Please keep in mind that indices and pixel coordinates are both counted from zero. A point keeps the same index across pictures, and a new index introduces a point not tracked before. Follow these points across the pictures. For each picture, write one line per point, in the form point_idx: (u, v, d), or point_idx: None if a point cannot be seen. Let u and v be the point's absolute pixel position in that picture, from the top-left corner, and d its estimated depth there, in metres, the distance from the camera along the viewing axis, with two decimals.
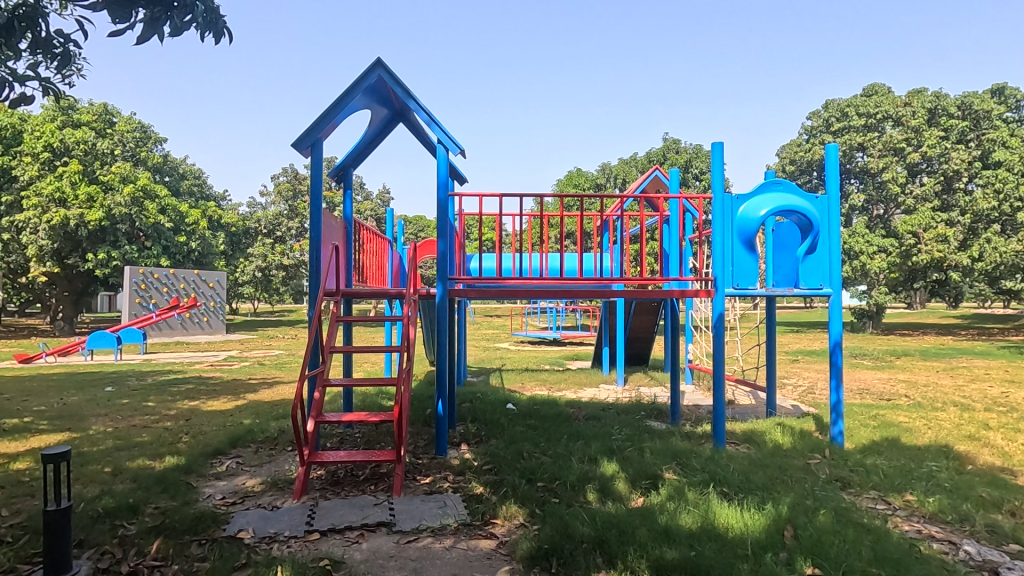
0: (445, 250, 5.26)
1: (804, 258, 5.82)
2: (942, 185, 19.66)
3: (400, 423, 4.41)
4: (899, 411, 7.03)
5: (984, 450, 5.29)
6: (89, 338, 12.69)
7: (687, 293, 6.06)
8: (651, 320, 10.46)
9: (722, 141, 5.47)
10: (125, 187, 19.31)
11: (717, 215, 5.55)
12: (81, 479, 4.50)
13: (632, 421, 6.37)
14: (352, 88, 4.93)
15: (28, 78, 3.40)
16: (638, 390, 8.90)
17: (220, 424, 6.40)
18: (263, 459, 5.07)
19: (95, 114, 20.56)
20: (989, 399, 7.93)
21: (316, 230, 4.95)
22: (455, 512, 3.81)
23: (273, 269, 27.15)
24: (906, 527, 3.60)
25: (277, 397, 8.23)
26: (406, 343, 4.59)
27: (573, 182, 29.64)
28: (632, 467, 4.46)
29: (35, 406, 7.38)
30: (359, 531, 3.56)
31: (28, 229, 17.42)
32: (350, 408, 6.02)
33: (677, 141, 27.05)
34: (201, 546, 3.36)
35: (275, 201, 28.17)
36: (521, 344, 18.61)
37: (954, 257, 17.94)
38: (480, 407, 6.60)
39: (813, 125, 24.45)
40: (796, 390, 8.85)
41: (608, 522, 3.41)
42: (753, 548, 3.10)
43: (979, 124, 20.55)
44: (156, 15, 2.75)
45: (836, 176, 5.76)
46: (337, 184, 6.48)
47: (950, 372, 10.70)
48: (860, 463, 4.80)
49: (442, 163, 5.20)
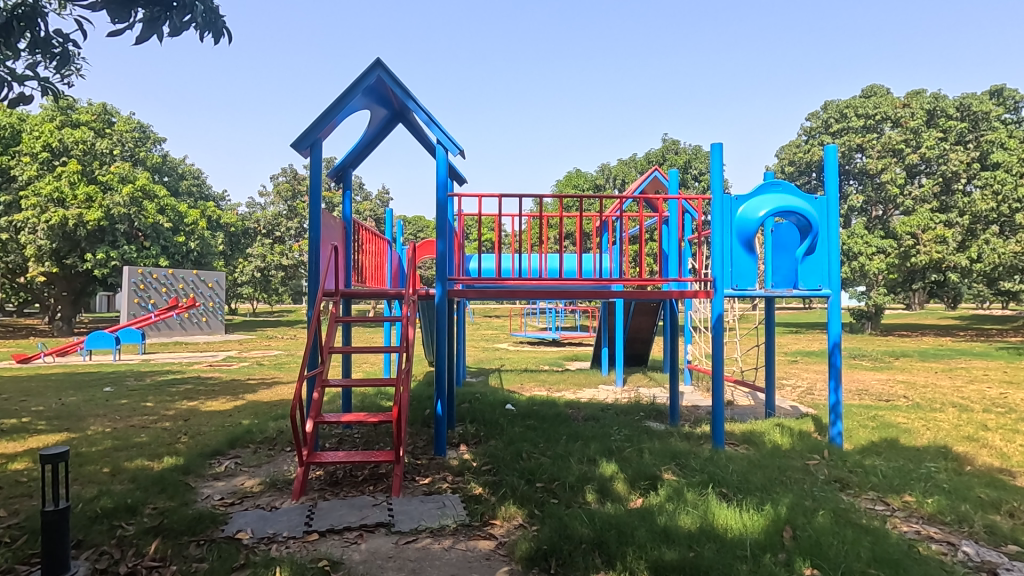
0: (445, 249, 5.25)
1: (803, 259, 5.82)
2: (941, 186, 19.70)
3: (400, 423, 4.40)
4: (898, 411, 7.04)
5: (983, 452, 5.30)
6: (88, 338, 12.68)
7: (686, 295, 6.02)
8: (651, 321, 10.48)
9: (722, 141, 5.47)
10: (125, 187, 19.30)
11: (716, 215, 5.55)
12: (79, 479, 4.51)
13: (632, 421, 6.39)
14: (352, 88, 4.93)
15: (27, 78, 3.40)
16: (637, 390, 8.92)
17: (220, 424, 6.41)
18: (263, 459, 5.07)
19: (94, 114, 20.56)
20: (987, 399, 7.93)
21: (316, 230, 4.96)
22: (454, 512, 3.82)
23: (272, 269, 27.15)
24: (905, 528, 3.60)
25: (277, 397, 8.24)
26: (406, 344, 4.59)
27: (572, 182, 29.66)
28: (631, 468, 4.46)
29: (34, 406, 7.38)
30: (358, 532, 3.56)
31: (27, 229, 17.40)
32: (350, 408, 6.02)
33: (676, 141, 27.09)
34: (200, 547, 3.36)
35: (275, 201, 28.17)
36: (520, 345, 18.62)
37: (953, 258, 17.94)
38: (480, 408, 6.61)
39: (813, 125, 24.47)
40: (795, 391, 8.87)
41: (607, 522, 3.41)
42: (752, 549, 3.11)
43: (977, 126, 20.84)
44: (155, 15, 2.74)
45: (836, 177, 5.75)
46: (337, 184, 6.48)
47: (948, 373, 10.72)
48: (859, 464, 4.80)
49: (441, 164, 5.20)
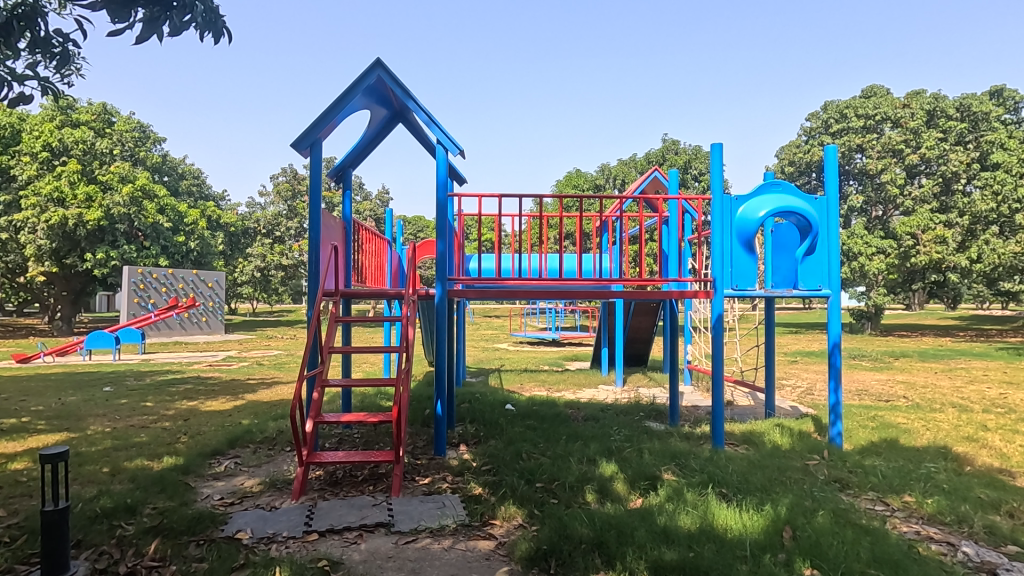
0: (445, 249, 5.25)
1: (803, 259, 5.83)
2: (941, 186, 19.72)
3: (400, 423, 4.41)
4: (897, 412, 7.05)
5: (982, 452, 5.29)
6: (87, 338, 12.67)
7: (686, 295, 5.99)
8: (651, 321, 10.49)
9: (722, 142, 5.47)
10: (124, 186, 19.29)
11: (716, 215, 5.56)
12: (79, 479, 4.50)
13: (632, 421, 6.39)
14: (352, 88, 4.93)
15: (27, 78, 3.39)
16: (637, 390, 8.93)
17: (220, 424, 6.40)
18: (262, 459, 5.07)
19: (94, 114, 20.56)
20: (987, 400, 7.92)
21: (316, 230, 4.95)
22: (453, 512, 3.81)
23: (272, 269, 27.14)
24: (904, 529, 3.60)
25: (276, 397, 8.23)
26: (406, 343, 4.59)
27: (572, 183, 29.67)
28: (631, 468, 4.46)
29: (33, 406, 7.37)
30: (358, 531, 3.56)
31: (26, 229, 17.39)
32: (350, 408, 6.01)
33: (676, 142, 27.09)
34: (200, 547, 3.36)
35: (275, 201, 28.16)
36: (520, 345, 18.62)
37: (953, 258, 17.93)
38: (480, 408, 6.61)
39: (813, 126, 24.46)
40: (794, 391, 8.87)
41: (607, 522, 3.41)
42: (752, 549, 3.11)
43: (977, 126, 20.86)
44: (155, 15, 2.74)
45: (836, 176, 5.75)
46: (337, 184, 6.47)
47: (948, 373, 10.71)
48: (859, 464, 4.81)
49: (441, 164, 5.20)
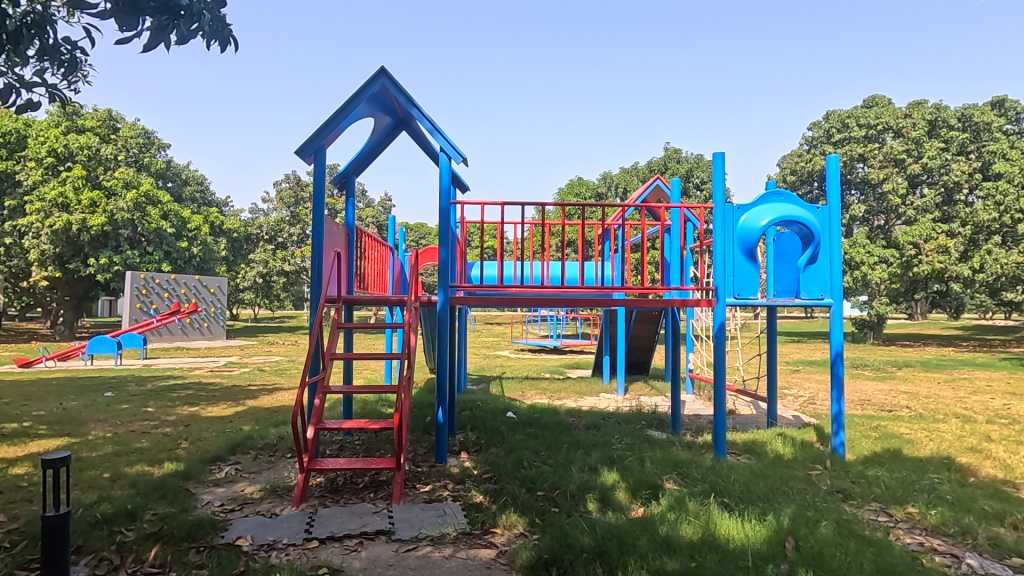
0: (447, 257, 5.24)
1: (805, 268, 5.82)
2: (943, 197, 19.66)
3: (400, 430, 4.36)
4: (901, 422, 6.99)
5: (986, 463, 5.25)
6: (90, 342, 12.72)
7: (687, 303, 5.89)
8: (651, 329, 10.47)
9: (722, 150, 5.49)
10: (127, 193, 19.37)
11: (719, 224, 5.52)
12: (80, 484, 4.51)
13: (632, 430, 6.39)
14: (355, 96, 4.97)
15: (34, 84, 3.41)
16: (639, 399, 8.87)
17: (221, 430, 6.38)
18: (263, 466, 5.07)
19: (99, 120, 20.77)
20: (991, 411, 7.87)
21: (318, 237, 4.96)
22: (454, 521, 3.79)
23: (273, 275, 26.99)
24: (907, 540, 3.57)
25: (276, 403, 8.20)
26: (405, 350, 4.52)
27: (574, 190, 29.95)
28: (632, 477, 4.44)
29: (35, 410, 7.39)
30: (358, 540, 3.54)
31: (30, 234, 17.44)
32: (350, 415, 6.03)
33: (677, 150, 27.30)
34: (199, 554, 3.35)
35: (277, 207, 28.24)
36: (521, 353, 18.54)
37: (955, 268, 18.01)
38: (480, 415, 6.58)
39: (814, 135, 24.59)
40: (796, 401, 8.84)
41: (608, 531, 3.40)
42: (754, 560, 3.08)
43: (979, 137, 20.42)
44: (162, 23, 2.79)
45: (837, 186, 5.74)
46: (340, 190, 6.51)
47: (951, 384, 10.62)
48: (861, 475, 4.78)
49: (444, 171, 5.21)
